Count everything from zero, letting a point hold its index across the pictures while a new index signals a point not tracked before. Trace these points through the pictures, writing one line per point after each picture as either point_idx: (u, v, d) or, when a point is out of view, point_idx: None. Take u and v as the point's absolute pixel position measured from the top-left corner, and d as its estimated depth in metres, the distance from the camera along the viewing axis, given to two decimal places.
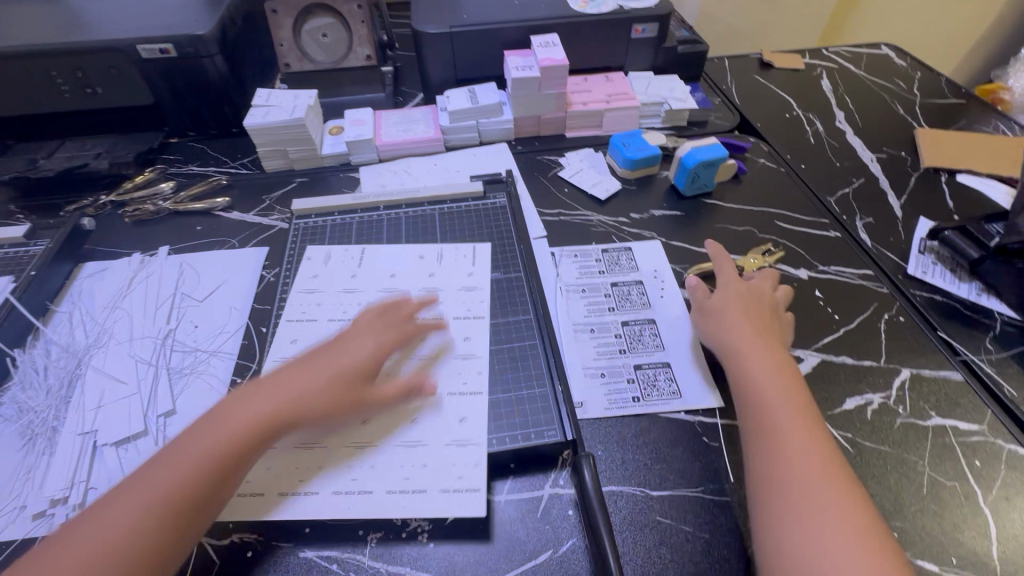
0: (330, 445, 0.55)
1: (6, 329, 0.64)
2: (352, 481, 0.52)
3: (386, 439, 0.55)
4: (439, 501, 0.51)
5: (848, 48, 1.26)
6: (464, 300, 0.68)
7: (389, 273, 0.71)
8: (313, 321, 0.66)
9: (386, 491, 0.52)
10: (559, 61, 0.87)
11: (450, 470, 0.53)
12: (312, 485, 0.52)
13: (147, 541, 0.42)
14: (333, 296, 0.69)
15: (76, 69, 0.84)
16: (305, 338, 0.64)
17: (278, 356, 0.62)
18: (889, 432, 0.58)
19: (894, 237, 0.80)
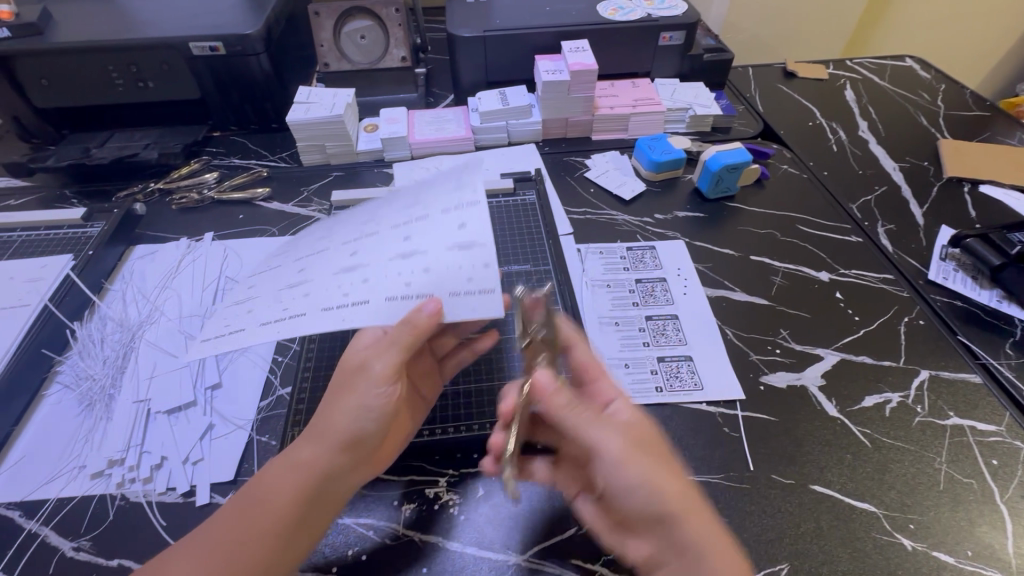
0: (324, 278, 0.52)
1: (67, 304, 0.68)
2: (342, 300, 0.49)
3: (379, 257, 0.51)
4: (445, 303, 0.48)
5: (872, 60, 1.27)
6: (458, 162, 0.60)
7: (392, 171, 0.67)
8: (319, 209, 0.64)
9: (383, 300, 0.48)
10: (589, 66, 0.89)
11: (449, 273, 0.49)
12: (302, 309, 0.50)
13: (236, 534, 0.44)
14: (339, 193, 0.66)
15: (131, 64, 0.88)
16: (310, 232, 0.62)
17: (289, 246, 0.62)
18: (908, 430, 0.59)
19: (916, 244, 0.81)
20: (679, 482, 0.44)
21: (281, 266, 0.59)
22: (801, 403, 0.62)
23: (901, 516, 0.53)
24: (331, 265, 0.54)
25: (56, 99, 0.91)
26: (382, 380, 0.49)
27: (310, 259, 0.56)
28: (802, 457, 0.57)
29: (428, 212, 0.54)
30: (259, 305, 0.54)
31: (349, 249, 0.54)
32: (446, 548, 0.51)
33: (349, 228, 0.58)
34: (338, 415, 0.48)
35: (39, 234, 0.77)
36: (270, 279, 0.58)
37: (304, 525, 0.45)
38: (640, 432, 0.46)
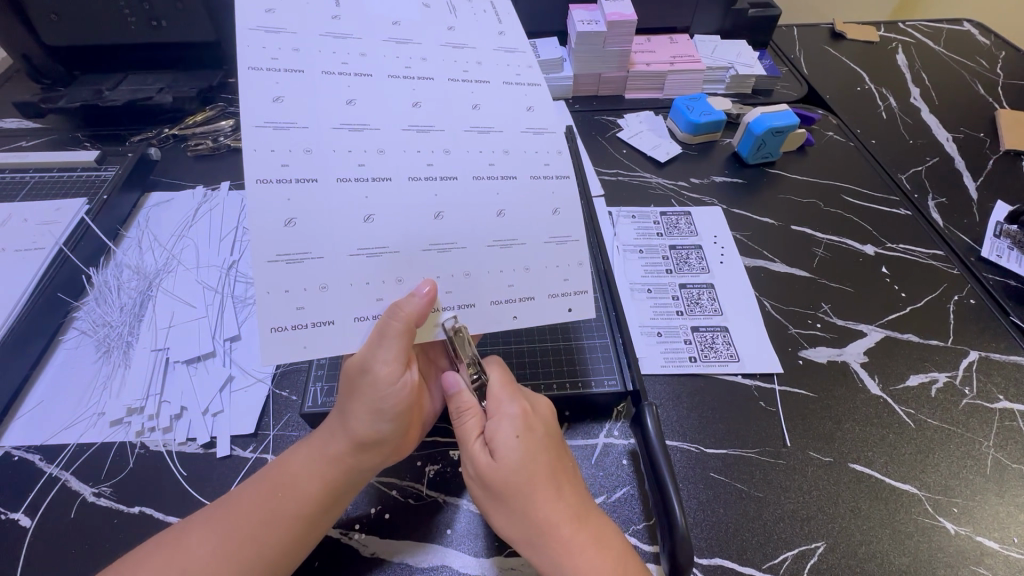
0: (405, 250, 0.41)
1: (82, 248, 0.66)
2: (447, 293, 0.43)
3: (475, 236, 0.43)
4: (549, 306, 0.45)
5: (928, 23, 1.19)
6: (506, 72, 0.48)
7: (391, 21, 0.46)
8: (299, 73, 0.41)
9: (490, 303, 0.44)
10: (628, 16, 0.83)
11: (550, 274, 0.45)
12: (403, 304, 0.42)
13: (249, 520, 0.43)
14: (324, 44, 0.43)
15: (143, 1, 0.83)
16: (300, 98, 0.41)
17: (259, 122, 0.39)
18: (954, 413, 0.57)
19: (968, 220, 0.76)
20: (540, 527, 0.42)
21: (282, 164, 0.39)
22: (842, 380, 0.59)
23: (944, 499, 0.51)
24: (394, 212, 0.41)
25: (65, 36, 0.87)
26: (388, 376, 0.43)
27: (347, 180, 0.41)
28: (841, 435, 0.55)
29: (518, 175, 0.45)
30: (296, 255, 0.39)
31: (423, 199, 0.42)
32: (470, 512, 0.50)
33: (387, 135, 0.42)
34: (353, 416, 0.45)
35: (52, 175, 0.74)
36: (287, 196, 0.39)
37: (326, 519, 0.46)
38: (512, 480, 0.42)
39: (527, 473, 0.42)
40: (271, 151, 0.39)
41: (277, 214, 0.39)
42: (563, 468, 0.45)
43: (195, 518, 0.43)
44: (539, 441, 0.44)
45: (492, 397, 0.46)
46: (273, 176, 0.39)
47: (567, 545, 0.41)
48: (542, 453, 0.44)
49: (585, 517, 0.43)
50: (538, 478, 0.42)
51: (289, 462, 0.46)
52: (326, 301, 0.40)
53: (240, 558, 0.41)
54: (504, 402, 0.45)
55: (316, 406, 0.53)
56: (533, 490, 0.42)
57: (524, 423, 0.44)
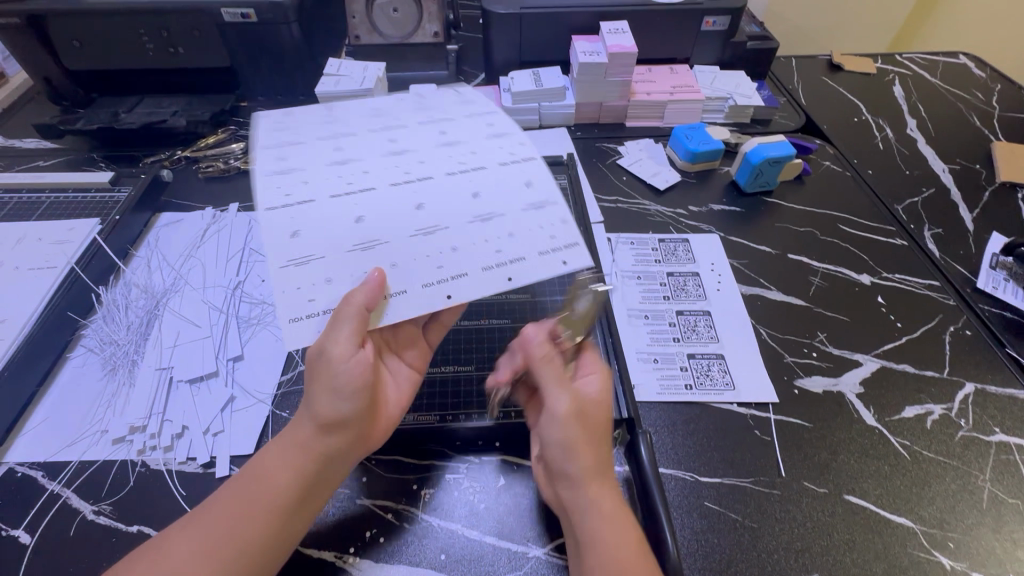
0: (395, 239, 0.47)
1: (92, 267, 0.68)
2: (438, 268, 0.46)
3: (453, 220, 0.49)
4: (543, 262, 0.47)
5: (924, 55, 1.21)
6: (467, 115, 0.57)
7: (370, 103, 0.57)
8: (300, 142, 0.53)
9: (482, 269, 0.47)
10: (628, 48, 0.86)
11: (530, 236, 0.49)
12: (395, 284, 0.45)
13: (226, 516, 0.43)
14: (325, 125, 0.55)
15: (162, 29, 0.87)
16: (297, 155, 0.51)
17: (267, 172, 0.50)
18: (950, 444, 0.57)
19: (964, 250, 0.77)
20: (597, 500, 0.45)
21: (285, 195, 0.48)
22: (838, 411, 0.59)
23: (939, 532, 0.51)
24: (382, 217, 0.48)
25: (86, 61, 0.91)
26: (342, 356, 0.44)
27: (338, 198, 0.49)
28: (836, 465, 0.55)
29: (483, 168, 0.52)
30: (302, 258, 0.45)
31: (405, 202, 0.49)
32: (465, 536, 0.50)
33: (369, 163, 0.51)
34: (314, 400, 0.46)
35: (66, 195, 0.76)
36: (292, 217, 0.47)
37: (304, 508, 0.46)
38: (576, 452, 0.46)
39: (588, 447, 0.47)
40: (281, 199, 0.48)
41: (283, 231, 0.46)
42: (607, 450, 0.49)
43: (176, 526, 0.44)
44: (593, 420, 0.49)
45: (550, 382, 0.49)
46: (278, 203, 0.48)
47: (614, 516, 0.45)
48: (592, 431, 0.48)
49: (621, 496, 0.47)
50: (592, 453, 0.47)
51: (261, 456, 0.47)
52: (333, 291, 0.45)
53: (221, 552, 0.41)
54: (570, 387, 0.49)
55: None
56: (594, 464, 0.47)
57: (582, 404, 0.48)
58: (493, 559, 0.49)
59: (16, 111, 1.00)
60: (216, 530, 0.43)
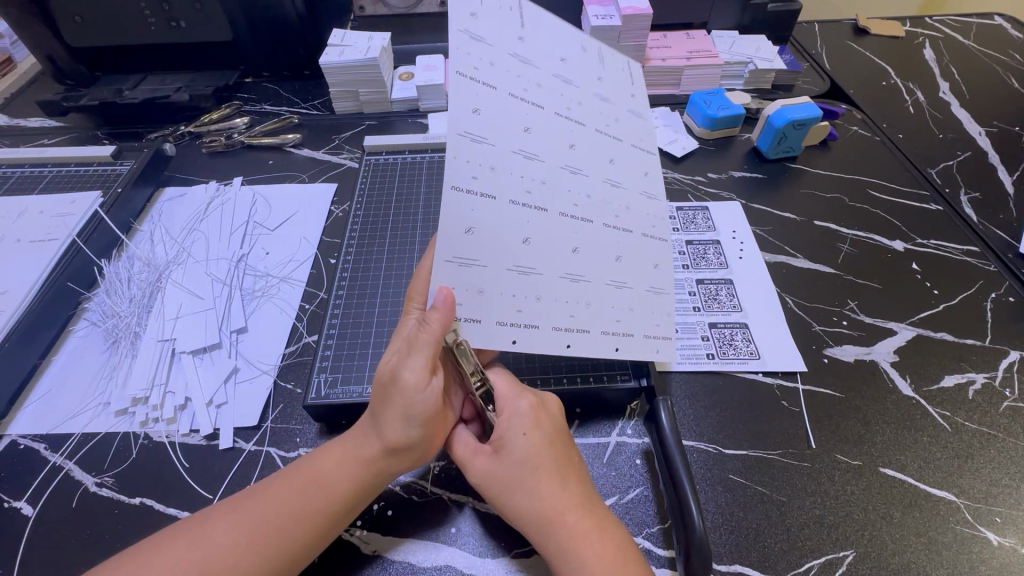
0: (548, 273, 0.42)
1: (95, 240, 0.66)
2: (570, 318, 0.43)
3: (598, 273, 0.45)
4: (644, 345, 0.47)
5: (956, 17, 1.15)
6: (635, 134, 0.49)
7: (560, 56, 0.44)
8: (491, 89, 0.39)
9: (600, 332, 0.45)
10: (643, 9, 0.81)
11: (648, 318, 0.47)
12: (532, 319, 0.42)
13: (276, 514, 0.42)
14: (506, 61, 0.40)
15: (162, 1, 0.85)
16: (492, 111, 0.39)
17: (458, 131, 0.37)
18: (994, 415, 0.53)
19: (1004, 214, 0.73)
20: (546, 521, 0.41)
21: (472, 176, 0.38)
22: (871, 380, 0.56)
23: (984, 507, 0.47)
24: (548, 240, 0.42)
25: (88, 37, 0.89)
26: (414, 386, 0.41)
27: (519, 204, 0.40)
28: (871, 437, 0.52)
29: (634, 230, 0.47)
30: (468, 260, 0.39)
31: (568, 236, 0.43)
32: (476, 510, 0.48)
33: (551, 171, 0.42)
34: (385, 423, 0.43)
35: (68, 170, 0.75)
36: (474, 207, 0.38)
37: (351, 515, 0.44)
38: (516, 471, 0.42)
39: (530, 468, 0.42)
40: (466, 161, 0.38)
41: (460, 222, 0.38)
42: (573, 464, 0.44)
43: (216, 508, 0.42)
44: (549, 436, 0.44)
45: (498, 397, 0.45)
46: (464, 185, 0.38)
47: (574, 534, 0.40)
48: (548, 446, 0.43)
49: (590, 504, 0.42)
50: (542, 469, 0.42)
51: (318, 459, 0.45)
52: (482, 305, 0.40)
53: (264, 547, 0.40)
54: (512, 397, 0.45)
55: (320, 397, 0.52)
56: (541, 484, 0.42)
57: (533, 418, 0.44)
58: (505, 536, 0.46)
59: (23, 92, 1.00)
60: (265, 527, 0.41)
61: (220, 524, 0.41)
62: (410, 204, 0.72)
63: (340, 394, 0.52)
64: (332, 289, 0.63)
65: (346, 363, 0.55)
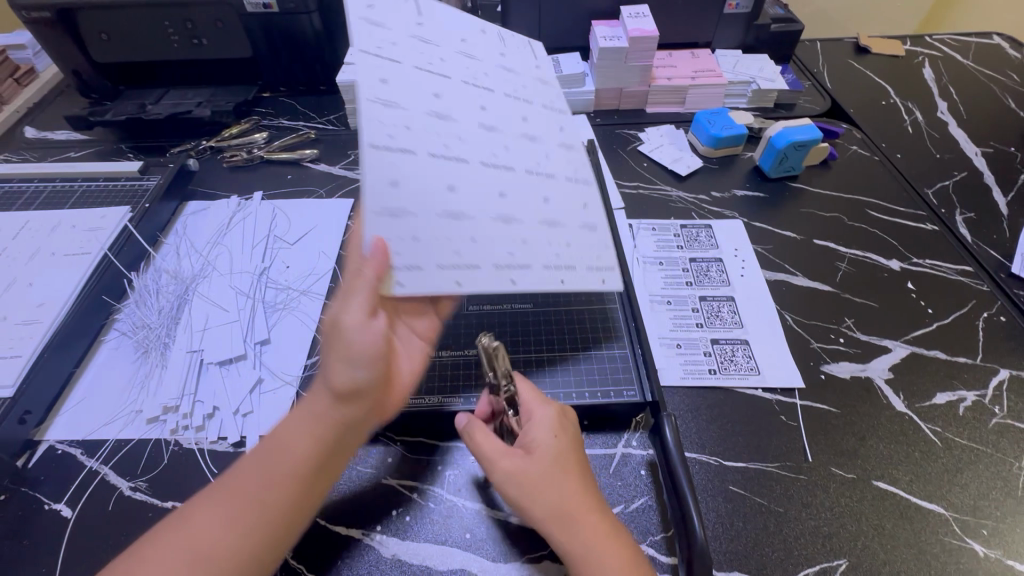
0: (479, 216, 0.48)
1: (124, 253, 0.70)
2: (510, 254, 0.48)
3: (530, 214, 0.50)
4: (587, 276, 0.50)
5: (956, 36, 1.17)
6: (548, 98, 0.61)
7: (460, 42, 0.57)
8: (396, 65, 0.49)
9: (542, 266, 0.48)
10: (650, 32, 0.84)
11: (586, 250, 0.52)
12: (472, 259, 0.46)
13: (257, 487, 0.44)
14: (404, 44, 0.52)
15: (187, 20, 0.88)
16: (400, 83, 0.48)
17: (370, 97, 0.46)
18: (984, 431, 0.56)
19: (998, 235, 0.75)
20: (573, 518, 0.44)
21: (390, 134, 0.46)
22: (866, 396, 0.58)
23: (972, 520, 0.50)
24: (474, 190, 0.49)
25: (113, 54, 0.92)
26: (353, 326, 0.44)
27: (438, 155, 0.48)
28: (865, 451, 0.54)
29: (556, 178, 0.54)
30: (398, 211, 0.44)
31: (494, 184, 0.50)
32: (489, 517, 0.50)
33: (462, 128, 0.50)
34: (327, 367, 0.46)
35: (97, 185, 0.78)
36: (394, 161, 0.45)
37: (324, 477, 0.46)
38: (547, 468, 0.45)
39: (561, 466, 0.45)
40: (382, 122, 0.46)
41: (385, 177, 0.44)
42: (589, 470, 0.48)
43: (204, 493, 0.45)
44: (573, 441, 0.48)
45: (526, 402, 0.49)
46: (380, 143, 0.45)
47: (596, 531, 0.43)
48: (574, 450, 0.47)
49: (606, 512, 0.46)
50: (570, 469, 0.46)
51: (283, 429, 0.47)
52: (417, 250, 0.44)
53: (247, 519, 0.42)
54: (542, 404, 0.49)
55: None
56: (569, 480, 0.45)
57: (560, 422, 0.48)
58: (517, 542, 0.49)
59: (48, 105, 1.03)
60: (249, 500, 0.43)
61: (207, 505, 0.43)
62: None
63: None
64: None
65: None
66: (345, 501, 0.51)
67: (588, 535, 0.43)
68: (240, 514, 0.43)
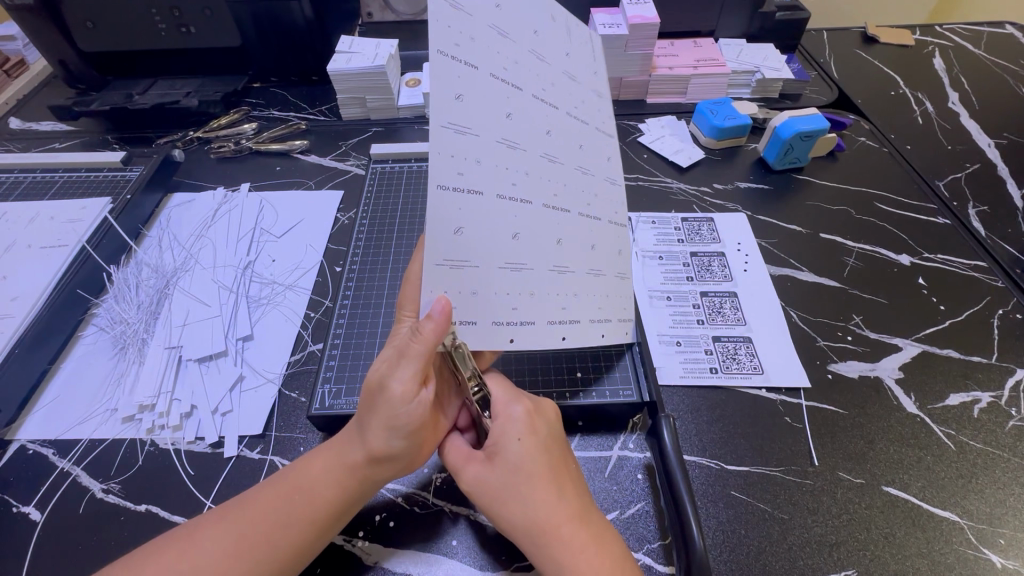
0: (537, 268, 0.43)
1: (104, 246, 0.67)
2: (561, 310, 0.46)
3: (579, 263, 0.47)
4: (620, 329, 0.52)
5: (967, 26, 1.14)
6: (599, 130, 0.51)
7: (530, 31, 0.40)
8: (473, 69, 0.36)
9: (589, 320, 0.49)
10: (650, 19, 0.81)
11: (591, 301, 0.49)
12: (529, 315, 0.44)
13: (267, 526, 0.42)
14: (480, 32, 0.37)
15: (173, 8, 0.86)
16: (477, 99, 0.37)
17: (443, 122, 0.35)
18: (999, 434, 0.53)
19: (1013, 229, 0.72)
20: (543, 531, 0.41)
21: (458, 172, 0.37)
22: (875, 397, 0.55)
23: (988, 528, 0.47)
24: (533, 238, 0.43)
25: (99, 42, 0.90)
26: (403, 396, 0.42)
27: (505, 199, 0.40)
28: (874, 455, 0.51)
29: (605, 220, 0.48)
30: (459, 261, 0.39)
31: (553, 228, 0.44)
32: (476, 523, 0.48)
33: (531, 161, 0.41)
34: (370, 431, 0.43)
35: (79, 176, 0.76)
36: (460, 206, 0.37)
37: (337, 523, 0.44)
38: (511, 478, 0.42)
39: (528, 475, 0.42)
40: (453, 156, 0.36)
41: (450, 224, 0.37)
42: (569, 471, 0.44)
43: (211, 515, 0.43)
44: (545, 442, 0.44)
45: (495, 403, 0.46)
46: (450, 183, 0.36)
47: (570, 544, 0.40)
48: (544, 453, 0.43)
49: (587, 516, 0.42)
50: (540, 477, 0.42)
51: (305, 467, 0.45)
52: (475, 304, 0.41)
53: (250, 558, 0.40)
54: (507, 403, 0.45)
55: (323, 408, 0.52)
56: (538, 490, 0.42)
57: (530, 425, 0.44)
58: (505, 551, 0.46)
59: (36, 96, 1.01)
60: (256, 536, 0.41)
61: (209, 531, 0.41)
62: (415, 213, 0.73)
63: (344, 405, 0.53)
64: (338, 298, 0.64)
65: (351, 373, 0.55)
66: None
67: (560, 549, 0.40)
68: (244, 550, 0.40)
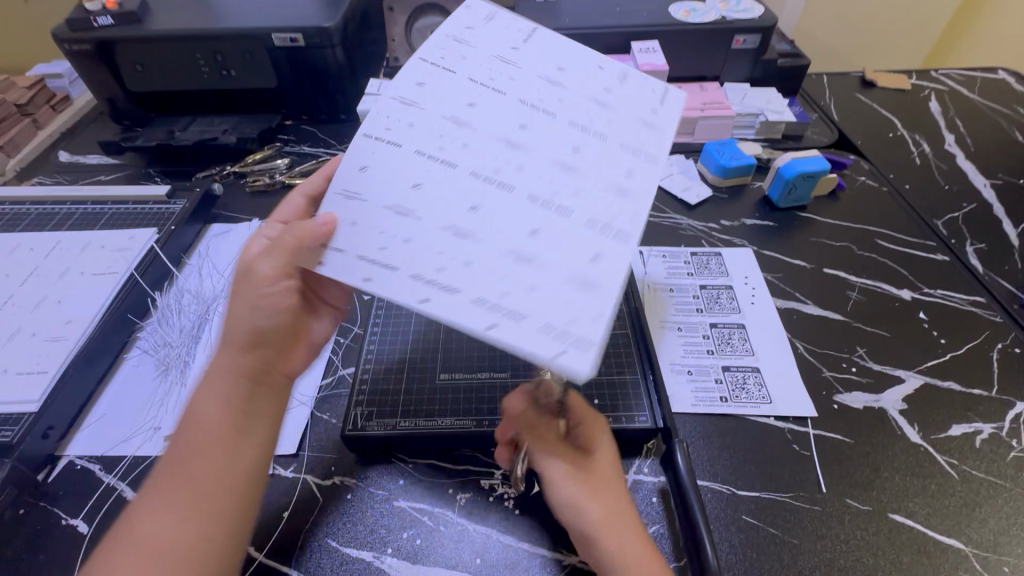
0: (483, 242, 0.41)
1: (150, 274, 0.72)
2: (502, 295, 0.38)
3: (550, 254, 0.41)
4: (572, 337, 0.36)
5: (961, 71, 1.19)
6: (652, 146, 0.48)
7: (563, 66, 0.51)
8: (498, 92, 0.49)
9: (535, 329, 0.37)
10: (659, 66, 0.87)
11: (558, 304, 0.38)
12: (455, 281, 0.39)
13: (188, 465, 0.42)
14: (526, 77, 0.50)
15: (217, 53, 0.93)
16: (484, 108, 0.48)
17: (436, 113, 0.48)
18: (1001, 464, 0.55)
19: (1010, 266, 0.75)
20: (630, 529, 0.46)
21: (437, 147, 0.46)
22: (880, 427, 0.58)
23: (992, 556, 0.49)
24: (497, 211, 0.43)
25: (147, 83, 0.97)
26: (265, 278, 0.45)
27: (477, 176, 0.45)
28: (879, 482, 0.54)
29: (620, 227, 0.42)
30: (405, 211, 0.43)
31: (528, 218, 0.42)
32: (500, 540, 0.51)
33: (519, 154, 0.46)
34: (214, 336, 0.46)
35: (126, 207, 0.81)
36: (427, 169, 0.45)
37: (248, 472, 0.42)
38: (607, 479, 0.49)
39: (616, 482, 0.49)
40: (437, 137, 0.46)
41: (408, 179, 0.44)
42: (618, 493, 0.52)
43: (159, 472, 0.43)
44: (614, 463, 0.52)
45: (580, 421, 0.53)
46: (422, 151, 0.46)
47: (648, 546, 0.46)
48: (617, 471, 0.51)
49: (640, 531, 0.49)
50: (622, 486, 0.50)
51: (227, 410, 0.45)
52: (405, 254, 0.41)
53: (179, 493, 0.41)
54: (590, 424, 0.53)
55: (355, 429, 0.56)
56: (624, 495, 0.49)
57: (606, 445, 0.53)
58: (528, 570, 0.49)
59: (83, 130, 1.08)
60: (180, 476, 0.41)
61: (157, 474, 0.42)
62: None
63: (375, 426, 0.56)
64: (367, 324, 0.68)
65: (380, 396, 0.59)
66: (356, 523, 0.52)
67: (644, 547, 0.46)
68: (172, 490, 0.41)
